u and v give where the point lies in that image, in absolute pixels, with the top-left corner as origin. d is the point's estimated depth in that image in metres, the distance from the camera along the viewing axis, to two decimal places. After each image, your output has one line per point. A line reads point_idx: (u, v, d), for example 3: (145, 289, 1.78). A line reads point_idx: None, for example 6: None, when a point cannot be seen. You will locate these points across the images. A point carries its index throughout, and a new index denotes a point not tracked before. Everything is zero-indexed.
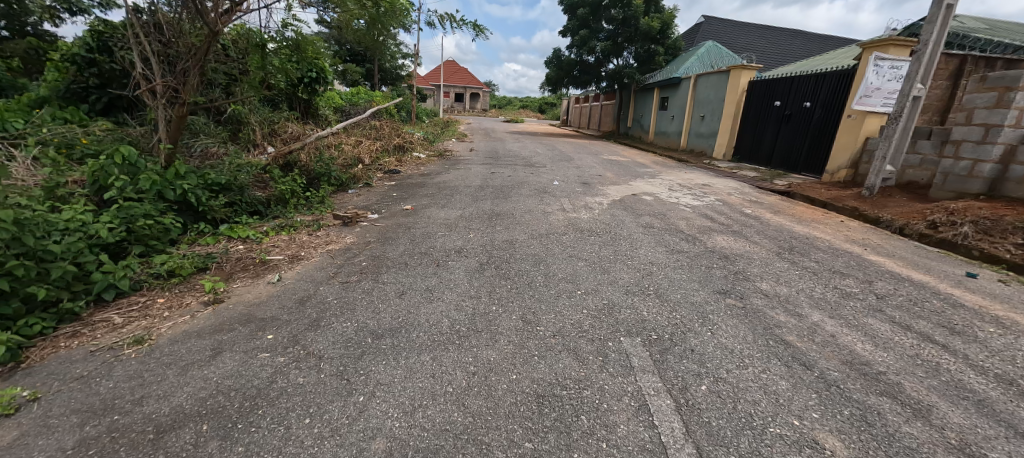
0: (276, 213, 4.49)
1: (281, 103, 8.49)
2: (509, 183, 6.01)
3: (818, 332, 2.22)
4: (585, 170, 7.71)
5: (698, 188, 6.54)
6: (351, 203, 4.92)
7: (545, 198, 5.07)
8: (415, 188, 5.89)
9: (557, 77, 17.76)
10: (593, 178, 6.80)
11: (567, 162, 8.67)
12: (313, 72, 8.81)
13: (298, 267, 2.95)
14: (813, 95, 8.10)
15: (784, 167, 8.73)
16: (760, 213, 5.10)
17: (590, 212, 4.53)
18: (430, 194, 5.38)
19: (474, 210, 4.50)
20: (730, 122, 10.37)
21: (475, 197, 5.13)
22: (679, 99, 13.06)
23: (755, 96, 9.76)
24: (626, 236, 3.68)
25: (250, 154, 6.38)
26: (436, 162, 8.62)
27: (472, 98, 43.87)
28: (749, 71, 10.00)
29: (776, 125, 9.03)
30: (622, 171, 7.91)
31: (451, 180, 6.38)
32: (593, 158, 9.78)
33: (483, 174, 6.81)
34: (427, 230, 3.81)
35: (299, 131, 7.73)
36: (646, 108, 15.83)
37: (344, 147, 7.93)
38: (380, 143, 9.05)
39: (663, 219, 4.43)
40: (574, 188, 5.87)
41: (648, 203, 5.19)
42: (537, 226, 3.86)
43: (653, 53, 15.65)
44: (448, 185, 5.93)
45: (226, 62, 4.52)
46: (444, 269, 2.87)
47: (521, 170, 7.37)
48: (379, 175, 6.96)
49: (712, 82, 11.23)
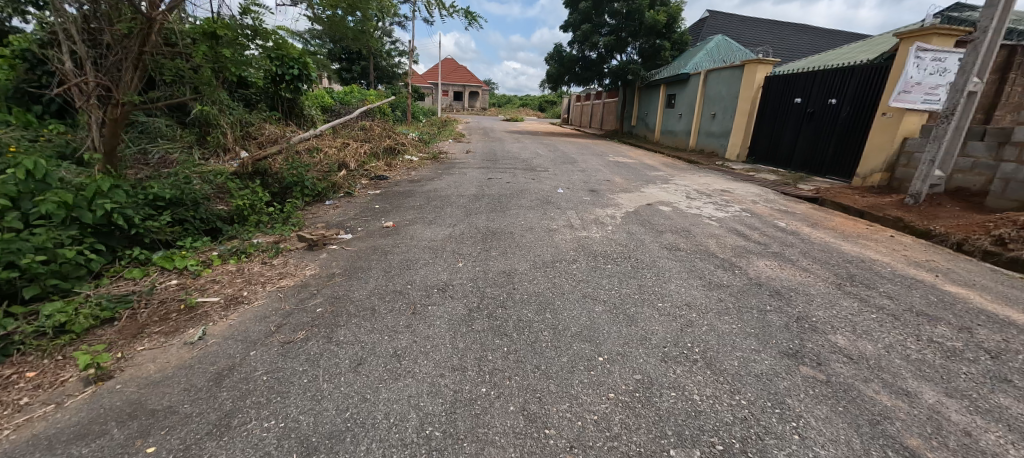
0: (233, 232, 3.79)
1: (260, 103, 7.80)
2: (507, 192, 5.35)
3: (945, 430, 1.55)
4: (590, 174, 7.04)
5: (718, 195, 5.86)
6: (324, 218, 4.23)
7: (549, 211, 4.41)
8: (401, 198, 5.21)
9: (558, 73, 17.02)
10: (601, 184, 6.13)
11: (571, 165, 8.00)
12: (295, 68, 8.11)
13: (231, 318, 2.26)
14: (840, 90, 7.43)
15: (806, 170, 8.06)
16: (796, 227, 4.43)
17: (602, 228, 3.87)
18: (416, 205, 4.70)
19: (466, 227, 3.84)
20: (744, 120, 9.69)
21: (468, 209, 4.47)
22: (687, 96, 12.37)
23: (772, 92, 9.08)
24: (650, 263, 3.02)
25: (219, 160, 5.71)
26: (429, 166, 7.94)
27: (471, 97, 43.15)
28: (766, 65, 9.31)
29: (797, 123, 8.36)
30: (631, 175, 7.24)
31: (443, 188, 5.70)
32: (598, 160, 9.10)
33: (480, 181, 6.14)
34: (408, 256, 3.14)
35: (277, 134, 7.06)
36: (652, 106, 15.13)
37: (327, 151, 7.26)
38: (368, 146, 8.36)
39: (688, 237, 3.77)
40: (580, 196, 5.21)
41: (667, 215, 4.53)
42: (540, 250, 3.19)
43: (658, 48, 14.94)
44: (438, 194, 5.25)
45: (175, 55, 3.85)
46: (421, 318, 2.20)
47: (521, 174, 6.70)
48: (364, 182, 6.27)
49: (724, 78, 10.54)
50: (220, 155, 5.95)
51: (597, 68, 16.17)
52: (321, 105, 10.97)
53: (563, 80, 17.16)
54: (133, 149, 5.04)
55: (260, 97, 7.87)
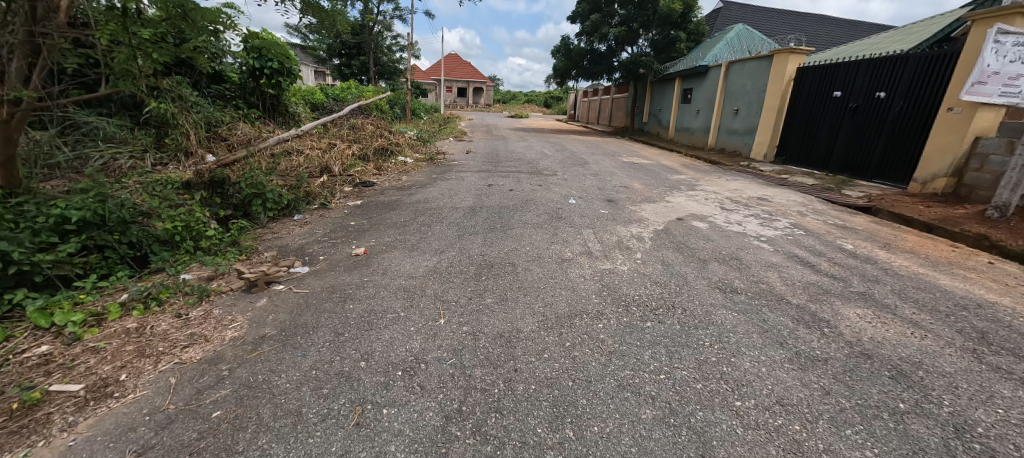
0: (162, 262, 2.98)
1: (235, 100, 7.02)
2: (509, 203, 4.52)
3: None
4: (605, 179, 6.19)
5: (758, 206, 4.99)
6: (284, 241, 3.45)
7: (560, 230, 3.60)
8: (384, 211, 4.40)
9: (565, 67, 16.10)
10: (619, 192, 5.28)
11: (582, 168, 7.17)
12: (275, 60, 7.30)
13: (75, 432, 1.46)
14: (890, 81, 6.52)
15: (847, 172, 7.18)
16: (867, 251, 3.57)
17: (630, 256, 3.04)
18: (398, 222, 3.89)
19: (457, 255, 3.02)
20: (773, 116, 8.77)
21: (461, 228, 3.66)
22: (706, 90, 11.45)
23: (806, 85, 8.16)
24: (704, 316, 2.18)
25: (180, 166, 4.96)
26: (423, 169, 7.13)
27: (476, 93, 42.26)
28: (798, 55, 8.40)
29: (836, 119, 7.45)
30: (651, 179, 6.39)
31: (434, 197, 4.88)
32: (611, 162, 8.24)
33: (478, 188, 5.32)
34: (373, 302, 2.33)
35: (252, 135, 6.27)
36: (665, 101, 14.21)
37: (308, 154, 6.46)
38: (356, 146, 7.55)
39: (741, 269, 2.92)
40: (597, 209, 4.37)
41: (705, 235, 3.69)
42: (552, 295, 2.37)
43: (673, 39, 13.94)
44: (428, 207, 4.43)
45: (88, 40, 3.06)
46: (367, 438, 1.39)
47: (525, 180, 5.88)
48: (347, 190, 5.46)
49: (749, 70, 9.61)
50: (180, 159, 5.16)
51: (607, 61, 15.26)
52: (310, 102, 10.18)
53: (570, 75, 16.27)
54: (69, 155, 4.26)
55: (235, 93, 7.08)
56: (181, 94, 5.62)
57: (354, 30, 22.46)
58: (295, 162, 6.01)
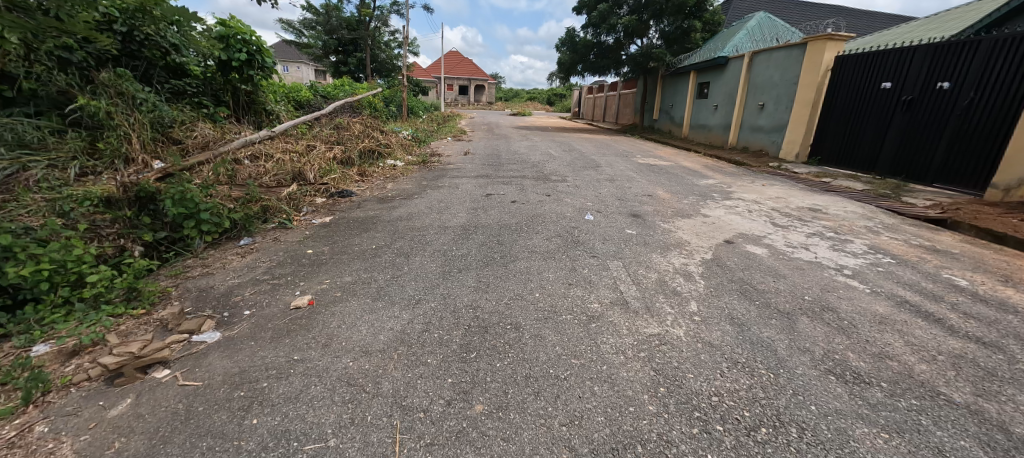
0: (15, 326, 1.99)
1: (199, 96, 6.16)
2: (511, 220, 3.64)
3: None
4: (624, 186, 5.30)
5: (816, 220, 4.09)
6: (211, 282, 2.58)
7: (579, 262, 2.72)
8: (355, 230, 3.54)
9: (570, 61, 15.16)
10: (643, 203, 4.39)
11: (594, 172, 6.27)
12: (244, 51, 6.41)
13: None
14: (956, 69, 5.59)
15: (901, 175, 6.26)
16: (992, 290, 2.66)
17: (682, 307, 2.15)
18: (368, 250, 3.01)
19: (437, 308, 2.14)
20: (806, 111, 7.83)
21: (448, 260, 2.78)
22: (726, 84, 10.50)
23: (846, 76, 7.22)
24: (839, 450, 1.30)
25: (116, 174, 4.12)
26: (414, 174, 6.26)
27: (477, 90, 41.30)
28: (836, 42, 7.45)
29: (885, 115, 6.52)
30: (676, 185, 5.48)
31: (419, 213, 4.00)
32: (626, 163, 7.34)
33: (474, 199, 4.44)
34: (295, 411, 1.46)
35: (213, 137, 5.40)
36: (678, 97, 13.25)
37: (279, 159, 5.60)
38: (337, 149, 6.67)
39: (846, 330, 2.03)
40: (623, 228, 3.48)
41: (771, 267, 2.80)
42: (581, 398, 1.49)
43: (689, 29, 12.93)
44: (409, 226, 3.56)
45: None
46: None
47: (530, 188, 5.01)
48: (318, 202, 4.58)
49: (776, 60, 8.65)
50: (117, 166, 4.28)
51: (615, 54, 14.33)
52: (294, 99, 9.33)
53: (576, 70, 15.35)
54: None
55: (199, 89, 6.21)
56: (124, 90, 4.75)
57: (350, 26, 21.68)
58: (261, 169, 5.16)
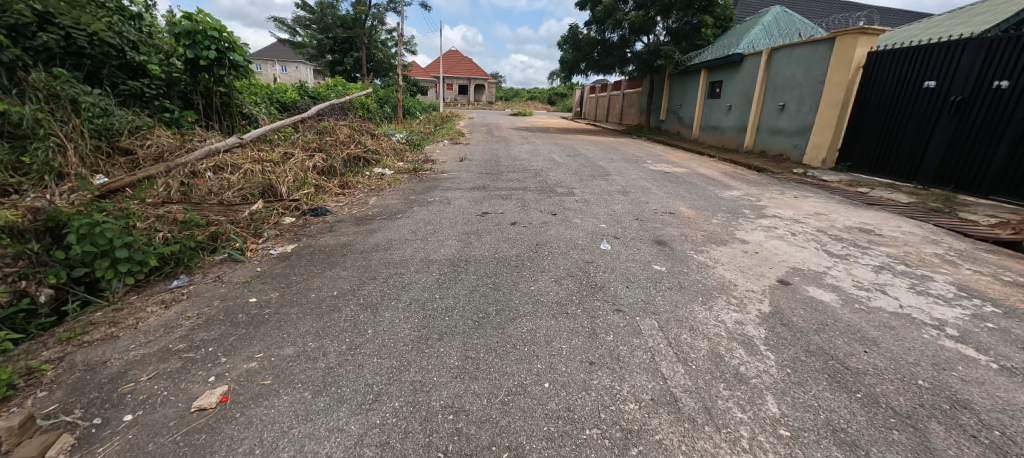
0: None
1: (162, 100, 5.51)
2: (510, 250, 2.99)
3: None
4: (639, 200, 4.65)
5: (874, 246, 3.43)
6: (106, 356, 1.91)
7: (599, 321, 2.05)
8: (318, 265, 2.87)
9: (573, 59, 14.48)
10: (666, 224, 3.73)
11: (603, 182, 5.61)
12: (213, 49, 5.59)
13: None
14: (1018, 66, 4.91)
15: (950, 185, 5.59)
16: None
17: (757, 410, 1.49)
18: (326, 299, 2.34)
19: (402, 412, 1.47)
20: (834, 112, 7.14)
21: (426, 317, 2.11)
22: (741, 83, 9.82)
23: (882, 73, 6.54)
24: None
25: (43, 192, 3.46)
26: (402, 184, 5.60)
27: (478, 90, 40.65)
28: (869, 37, 6.76)
29: (929, 117, 5.84)
30: (699, 199, 4.81)
31: (400, 239, 3.34)
32: (637, 171, 6.68)
33: (467, 220, 3.78)
34: None
35: (172, 146, 4.74)
36: (688, 96, 12.55)
37: (249, 169, 4.94)
38: (318, 156, 6.01)
39: (1006, 453, 1.37)
40: (647, 262, 2.83)
41: (850, 324, 2.14)
42: None
43: (699, 25, 12.21)
44: (384, 260, 2.90)
45: None
46: None
47: (533, 204, 4.35)
48: (285, 223, 3.92)
49: (799, 57, 7.96)
50: (48, 184, 3.53)
51: (619, 52, 13.66)
52: (277, 101, 8.67)
53: (579, 68, 14.69)
54: None
55: (162, 92, 5.57)
56: (59, 93, 4.08)
57: (345, 24, 21.08)
58: (225, 183, 4.50)
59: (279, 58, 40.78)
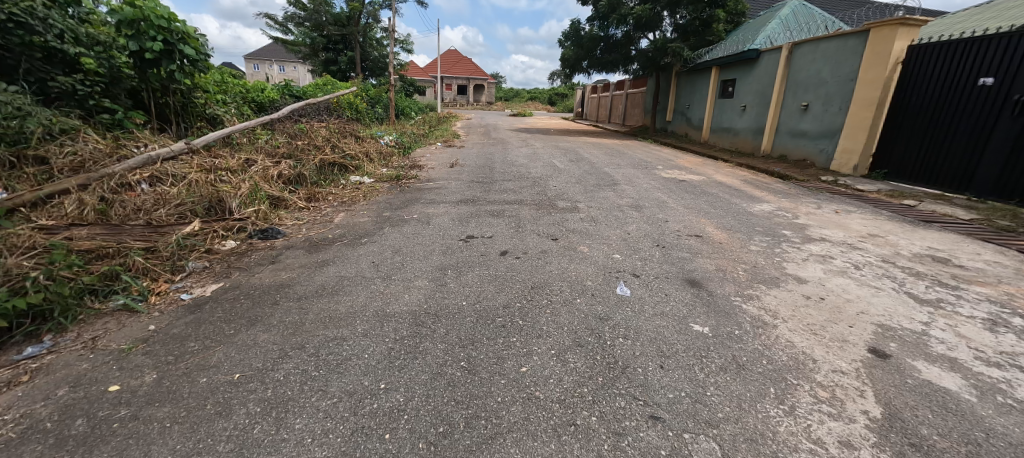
0: None
1: (102, 99, 4.79)
2: (497, 297, 2.24)
3: None
4: (656, 218, 3.90)
5: (966, 286, 2.67)
6: None
7: (626, 445, 1.30)
8: (234, 319, 2.12)
9: (575, 56, 13.71)
10: (694, 253, 2.98)
11: (612, 193, 4.84)
12: (160, 39, 4.81)
13: None
14: None
15: (1012, 199, 4.84)
16: None
17: None
18: (218, 389, 1.59)
19: None
20: (868, 113, 6.38)
21: (355, 433, 1.35)
22: (757, 81, 9.06)
23: (926, 70, 5.77)
24: None
25: None
26: (379, 197, 4.84)
27: (477, 90, 39.89)
28: (909, 28, 6.00)
29: (986, 120, 5.08)
30: (728, 216, 4.05)
31: (357, 277, 2.57)
32: (649, 179, 5.92)
33: (447, 247, 3.02)
34: None
35: (100, 153, 3.99)
36: (697, 96, 11.77)
37: (194, 180, 4.19)
38: (284, 163, 5.26)
39: None
40: (681, 317, 2.07)
41: (1013, 443, 1.38)
42: None
43: (709, 20, 11.42)
44: (324, 313, 2.13)
45: None
46: None
47: (529, 224, 3.58)
48: (223, 250, 3.17)
49: (826, 52, 7.20)
50: None
51: (624, 49, 12.91)
52: (252, 100, 7.92)
53: (581, 66, 13.95)
54: None
55: (101, 91, 4.84)
56: None
57: (340, 22, 20.28)
58: (159, 197, 3.74)
59: (276, 59, 40.05)
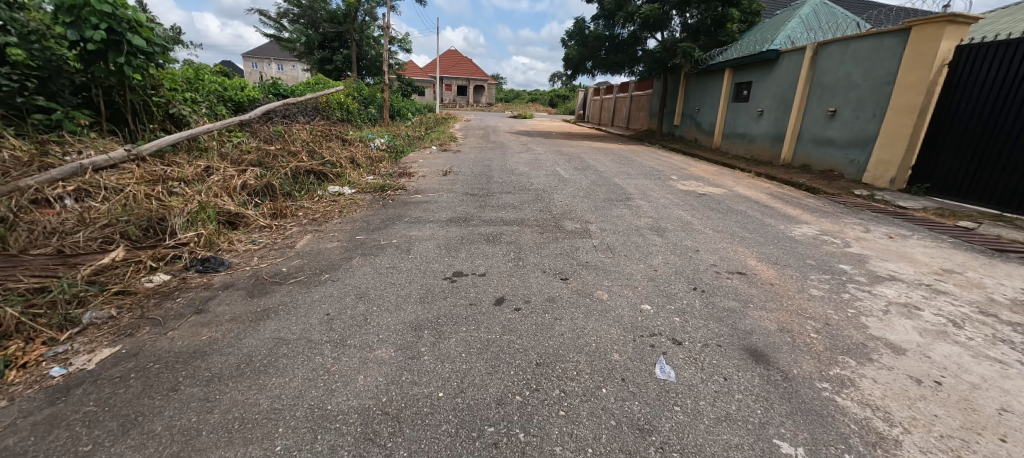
0: None
1: (35, 97, 4.12)
2: (486, 384, 1.58)
3: None
4: (684, 246, 3.24)
5: None
6: None
7: None
8: (102, 421, 1.45)
9: (579, 56, 13.05)
10: (745, 303, 2.32)
11: (627, 211, 4.17)
12: (104, 28, 4.15)
13: None
14: None
15: None
16: None
17: None
18: None
19: None
20: (907, 120, 5.73)
21: None
22: (776, 84, 8.41)
23: (979, 74, 5.12)
24: None
25: None
26: (356, 213, 4.16)
27: (477, 91, 39.26)
28: (959, 26, 5.35)
29: None
30: (770, 244, 3.38)
31: (298, 341, 1.89)
32: (666, 193, 5.26)
33: (425, 291, 2.35)
34: None
35: (16, 162, 3.32)
36: (709, 99, 11.11)
37: (134, 195, 3.53)
38: (250, 172, 4.58)
39: None
40: (757, 427, 1.41)
41: None
42: None
43: (722, 20, 10.80)
44: (232, 411, 1.47)
45: None
46: None
47: (531, 255, 2.90)
48: (145, 288, 2.51)
49: (859, 52, 6.55)
50: None
51: (629, 50, 12.30)
52: (229, 99, 7.26)
53: (584, 67, 13.30)
54: None
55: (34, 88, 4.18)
56: None
57: (336, 19, 19.60)
58: (82, 217, 3.07)
59: (273, 57, 39.42)
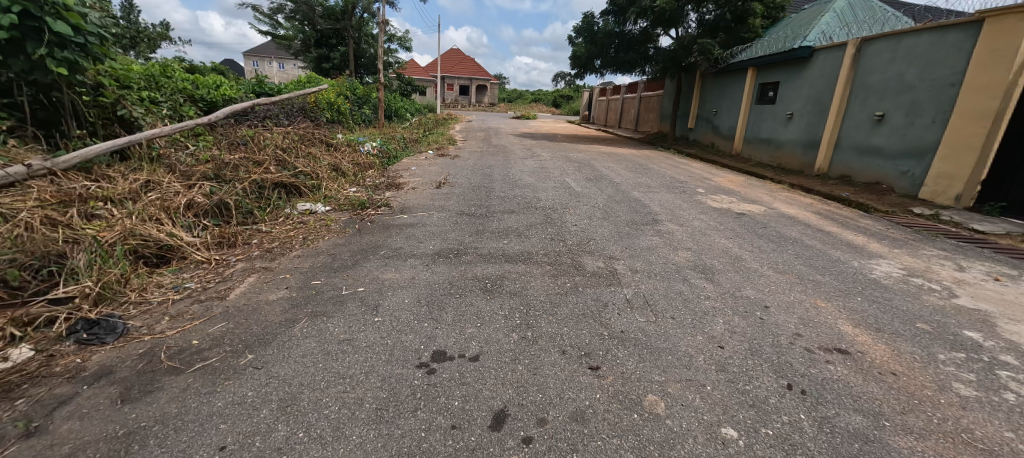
0: None
1: None
2: None
3: None
4: (746, 298, 2.43)
5: None
6: None
7: None
8: None
9: (588, 54, 12.23)
10: (876, 421, 1.51)
11: (658, 241, 3.36)
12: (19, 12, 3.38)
13: None
14: None
15: None
16: None
17: None
18: None
19: None
20: (978, 128, 4.89)
21: None
22: (810, 84, 7.58)
23: None
24: None
25: None
26: (322, 240, 3.36)
27: (479, 91, 38.45)
28: None
29: None
30: (856, 294, 2.56)
31: None
32: (698, 212, 4.44)
33: (387, 395, 1.55)
34: None
35: None
36: (728, 101, 10.27)
37: (30, 222, 2.70)
38: (199, 187, 3.78)
39: None
40: None
41: None
42: None
43: (743, 15, 9.97)
44: None
45: None
46: None
47: (544, 318, 2.09)
48: None
49: (915, 49, 5.71)
50: None
51: (642, 47, 11.47)
52: (199, 98, 6.48)
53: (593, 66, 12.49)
54: None
55: None
56: None
57: (332, 15, 18.79)
58: None
59: (272, 55, 38.66)
